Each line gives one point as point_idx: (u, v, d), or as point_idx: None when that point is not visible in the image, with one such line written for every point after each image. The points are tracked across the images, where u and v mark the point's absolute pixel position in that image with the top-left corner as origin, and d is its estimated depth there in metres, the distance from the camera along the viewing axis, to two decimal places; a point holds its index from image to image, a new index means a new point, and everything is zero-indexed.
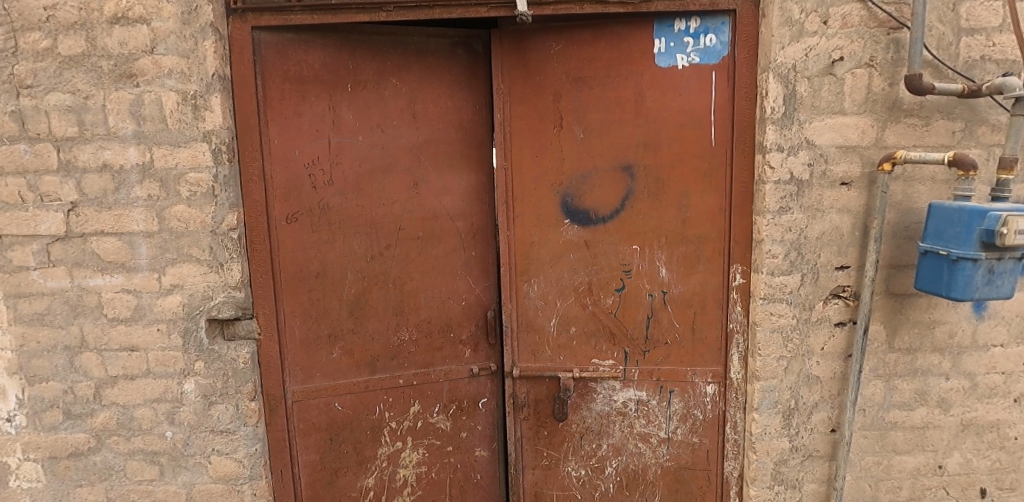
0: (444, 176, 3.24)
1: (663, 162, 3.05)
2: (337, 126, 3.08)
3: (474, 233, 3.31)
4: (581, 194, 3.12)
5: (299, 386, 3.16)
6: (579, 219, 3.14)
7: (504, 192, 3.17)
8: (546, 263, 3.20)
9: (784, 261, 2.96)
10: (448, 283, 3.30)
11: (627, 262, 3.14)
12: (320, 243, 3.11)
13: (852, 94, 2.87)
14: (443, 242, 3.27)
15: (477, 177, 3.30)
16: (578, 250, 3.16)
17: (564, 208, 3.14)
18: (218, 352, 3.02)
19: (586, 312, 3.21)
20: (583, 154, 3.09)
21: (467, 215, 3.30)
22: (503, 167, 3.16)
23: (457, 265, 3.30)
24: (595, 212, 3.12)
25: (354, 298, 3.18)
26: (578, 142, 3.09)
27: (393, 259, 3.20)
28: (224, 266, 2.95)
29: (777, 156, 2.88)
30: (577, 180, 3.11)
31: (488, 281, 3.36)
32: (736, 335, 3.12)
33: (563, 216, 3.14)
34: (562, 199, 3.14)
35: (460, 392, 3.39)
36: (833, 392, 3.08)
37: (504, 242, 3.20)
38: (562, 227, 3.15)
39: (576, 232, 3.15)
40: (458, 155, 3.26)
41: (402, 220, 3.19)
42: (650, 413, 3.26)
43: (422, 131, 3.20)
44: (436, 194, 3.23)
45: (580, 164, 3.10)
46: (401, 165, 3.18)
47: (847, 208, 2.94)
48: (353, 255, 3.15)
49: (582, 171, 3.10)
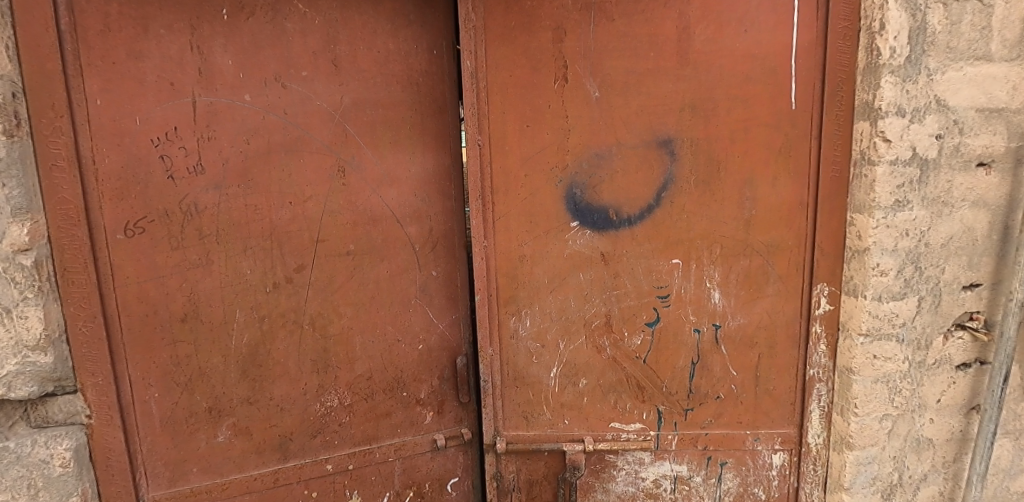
0: (384, 157, 2.11)
1: (720, 135, 2.02)
2: (205, 78, 1.90)
3: (433, 243, 2.22)
4: (596, 183, 2.05)
5: (165, 492, 2.01)
6: (592, 222, 2.08)
7: (478, 182, 2.06)
8: (542, 288, 2.14)
9: (896, 280, 1.99)
10: (395, 319, 2.20)
11: (664, 285, 2.11)
12: (187, 267, 1.94)
13: (1004, 29, 1.88)
14: (386, 259, 2.15)
15: (435, 159, 2.19)
16: (591, 268, 2.11)
17: (569, 205, 2.07)
18: (16, 451, 1.82)
19: (602, 357, 2.18)
20: (598, 123, 2.03)
21: (422, 216, 2.19)
22: (475, 144, 2.05)
23: (408, 292, 2.20)
24: (617, 211, 2.06)
25: (247, 350, 2.03)
26: (591, 104, 2.02)
27: (308, 287, 2.07)
28: (13, 314, 1.75)
29: (896, 123, 1.88)
30: (590, 162, 2.05)
31: (455, 314, 2.29)
32: (818, 385, 2.17)
33: (568, 216, 2.08)
34: (568, 192, 2.07)
35: (418, 473, 2.33)
36: (949, 459, 2.18)
37: (480, 257, 2.12)
38: (567, 234, 2.09)
39: (589, 242, 2.09)
40: (405, 126, 2.13)
41: (319, 227, 2.06)
42: (692, 494, 2.29)
43: (348, 88, 2.05)
44: (371, 186, 2.11)
45: (595, 138, 2.03)
46: (315, 142, 2.03)
47: (982, 200, 1.97)
48: (243, 284, 2.00)
49: (596, 149, 2.04)
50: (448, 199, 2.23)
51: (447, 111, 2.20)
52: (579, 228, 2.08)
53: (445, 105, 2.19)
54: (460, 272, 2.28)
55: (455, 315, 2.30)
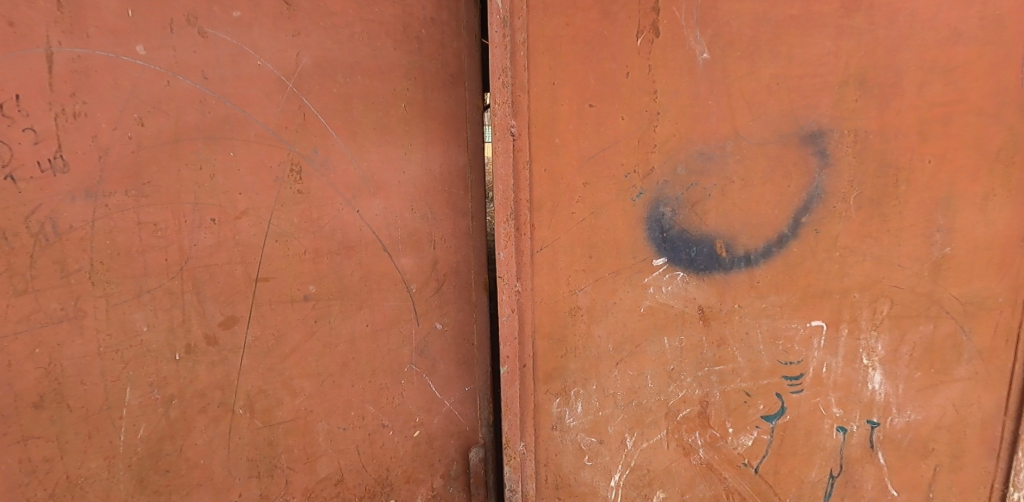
0: (366, 157, 1.47)
1: (901, 125, 1.25)
2: (69, 15, 1.14)
3: (437, 283, 1.64)
4: (696, 198, 1.29)
5: None
6: (687, 260, 1.32)
7: (510, 192, 1.33)
8: (603, 357, 1.39)
9: None
10: (380, 391, 1.58)
11: (797, 360, 1.35)
12: (42, 325, 1.17)
13: None
14: (366, 305, 1.52)
15: (437, 163, 1.60)
16: (683, 332, 1.35)
17: (653, 232, 1.31)
18: None
19: (691, 462, 1.43)
20: (707, 102, 1.26)
21: (421, 245, 1.59)
22: (507, 133, 1.31)
23: (399, 352, 1.60)
24: (728, 244, 1.31)
25: (145, 449, 1.30)
26: (695, 70, 1.25)
27: (242, 349, 1.37)
28: None
29: None
30: (689, 165, 1.28)
31: (467, 386, 1.75)
32: None
33: (652, 250, 1.32)
34: (652, 211, 1.31)
35: None
36: None
37: (507, 309, 1.38)
38: (647, 277, 1.33)
39: (681, 290, 1.33)
40: (397, 107, 1.51)
41: (261, 260, 1.37)
42: None
43: (309, 45, 1.38)
44: (344, 197, 1.45)
45: (700, 126, 1.27)
46: (255, 125, 1.33)
47: None
48: (137, 347, 1.26)
49: (701, 144, 1.27)
50: (458, 225, 1.67)
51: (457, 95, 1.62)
52: (669, 268, 1.32)
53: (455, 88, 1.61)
54: (474, 328, 1.75)
55: (468, 386, 1.75)
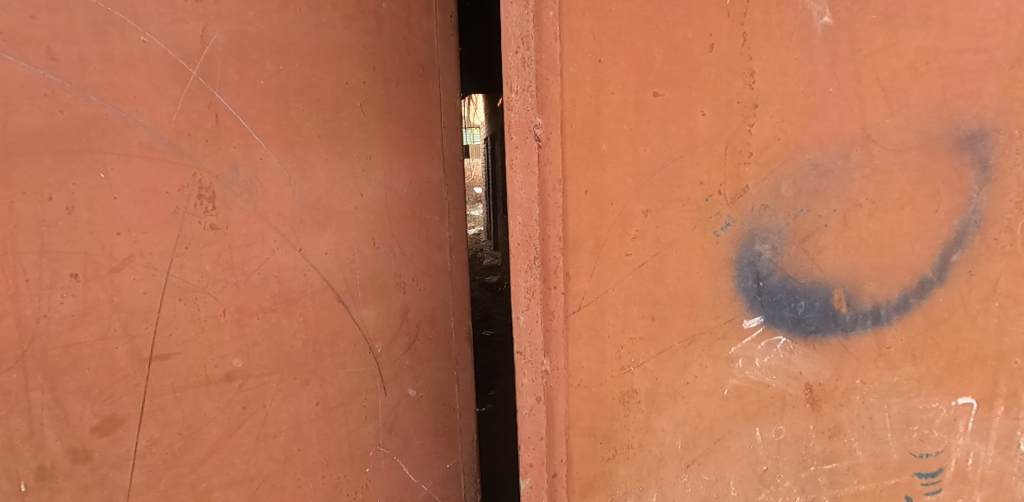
0: (310, 176, 1.11)
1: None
2: None
3: (408, 338, 1.37)
4: (809, 232, 0.87)
5: None
6: (792, 319, 0.90)
7: (533, 225, 0.91)
8: (668, 458, 0.97)
9: None
10: (337, 486, 1.25)
11: (937, 452, 0.92)
12: None
13: None
14: (315, 377, 1.17)
15: (402, 185, 1.31)
16: (782, 419, 0.94)
17: (744, 282, 0.89)
18: None
19: None
20: (827, 87, 0.84)
21: (385, 291, 1.29)
22: (530, 135, 0.90)
23: (356, 427, 1.27)
24: (849, 295, 0.89)
25: None
26: (810, 41, 0.83)
27: (131, 460, 0.97)
28: None
29: None
30: (799, 182, 0.86)
31: (449, 461, 1.59)
32: None
33: (742, 306, 0.90)
34: (745, 250, 0.88)
35: None
36: None
37: (528, 398, 0.98)
38: (733, 345, 0.91)
39: (783, 363, 0.92)
40: (348, 109, 1.16)
41: (157, 330, 0.96)
42: None
43: (223, 23, 0.98)
44: (280, 231, 1.07)
45: (817, 123, 0.85)
46: (139, 131, 0.91)
47: None
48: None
49: (815, 153, 0.85)
50: (428, 263, 1.41)
51: (415, 104, 1.33)
52: (767, 332, 0.91)
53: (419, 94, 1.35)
54: (454, 390, 1.56)
55: (448, 462, 1.58)
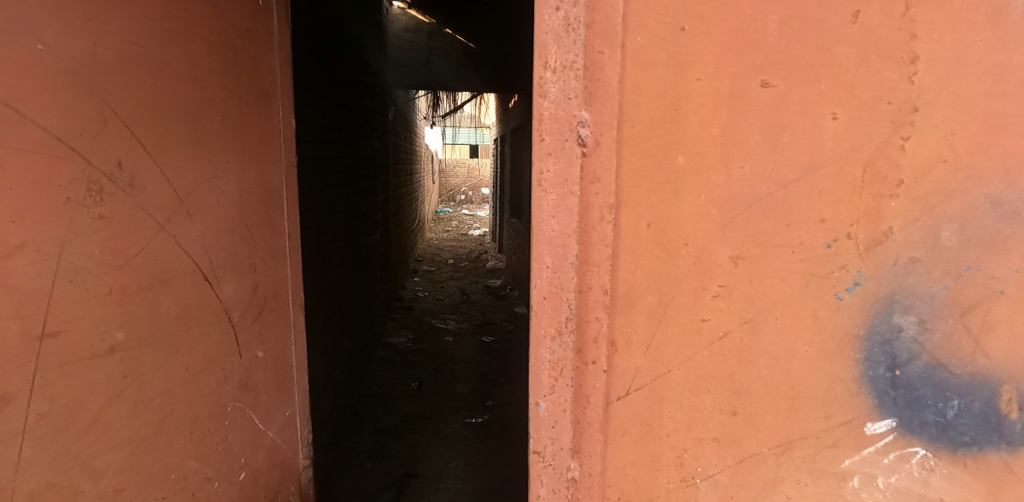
0: (170, 163, 0.94)
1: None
2: None
3: (258, 308, 1.21)
4: (973, 304, 0.59)
5: None
6: (937, 426, 0.61)
7: (569, 267, 0.66)
8: None
9: None
10: (194, 489, 1.04)
11: None
12: None
13: None
14: (185, 347, 1.00)
15: (257, 172, 1.19)
16: None
17: (872, 372, 0.62)
18: None
19: None
20: None
21: (242, 267, 1.14)
22: (571, 138, 0.64)
23: (222, 398, 1.10)
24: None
25: None
26: (1006, 15, 0.56)
27: (21, 437, 0.75)
28: None
29: None
30: (967, 225, 0.59)
31: (286, 409, 1.35)
32: None
33: (867, 402, 0.63)
34: (879, 322, 0.61)
35: None
36: None
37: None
38: (847, 458, 0.64)
39: (915, 486, 0.62)
40: (214, 88, 1.04)
41: (50, 309, 0.78)
42: None
43: (111, 35, 0.83)
44: (157, 219, 0.93)
45: (1003, 139, 0.57)
46: (32, 130, 0.74)
47: None
48: None
49: (998, 187, 0.58)
50: (281, 246, 1.29)
51: (262, 72, 1.20)
52: (899, 441, 0.62)
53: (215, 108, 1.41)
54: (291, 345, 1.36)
55: (288, 409, 1.36)
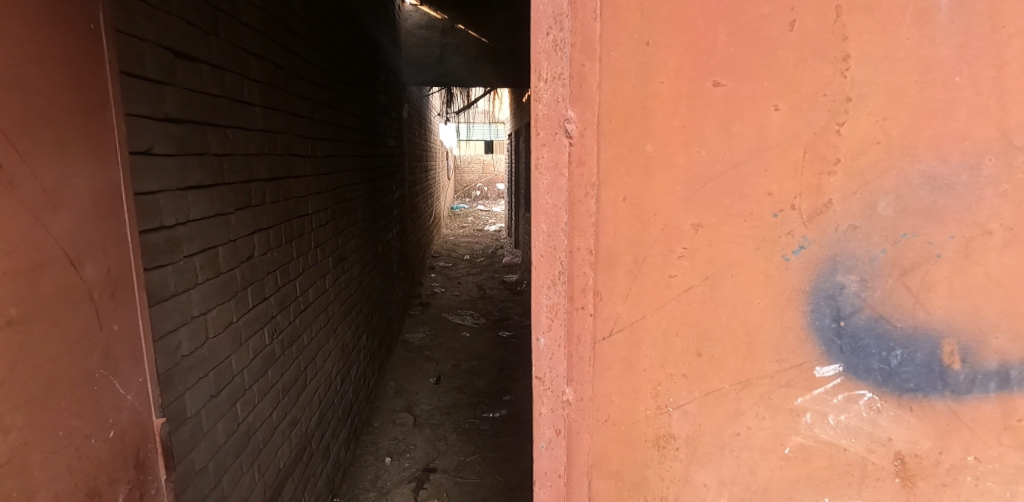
0: (38, 166, 1.02)
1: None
2: None
3: (112, 290, 1.22)
4: (912, 265, 0.73)
5: None
6: (882, 372, 0.75)
7: (561, 235, 0.81)
8: None
9: None
10: (78, 446, 1.10)
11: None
12: None
13: None
14: (59, 323, 1.07)
15: (104, 167, 1.20)
16: (860, 496, 0.78)
17: (817, 322, 0.76)
18: None
19: None
20: (952, 77, 0.69)
21: (101, 250, 1.19)
22: (561, 131, 0.78)
23: (90, 367, 1.14)
24: (967, 346, 0.72)
25: None
26: (933, 15, 0.69)
27: None
28: None
29: None
30: (900, 198, 0.72)
31: (142, 374, 1.32)
32: None
33: (814, 348, 0.76)
34: (823, 281, 0.75)
35: None
36: None
37: (547, 428, 0.87)
38: (798, 396, 0.78)
39: (867, 427, 0.77)
40: (66, 93, 1.09)
41: None
42: None
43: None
44: (33, 215, 1.01)
45: (933, 122, 0.70)
46: None
47: None
48: None
49: (931, 163, 0.71)
50: (126, 229, 1.28)
51: (98, 63, 1.19)
52: (845, 384, 0.76)
53: (154, 97, 1.68)
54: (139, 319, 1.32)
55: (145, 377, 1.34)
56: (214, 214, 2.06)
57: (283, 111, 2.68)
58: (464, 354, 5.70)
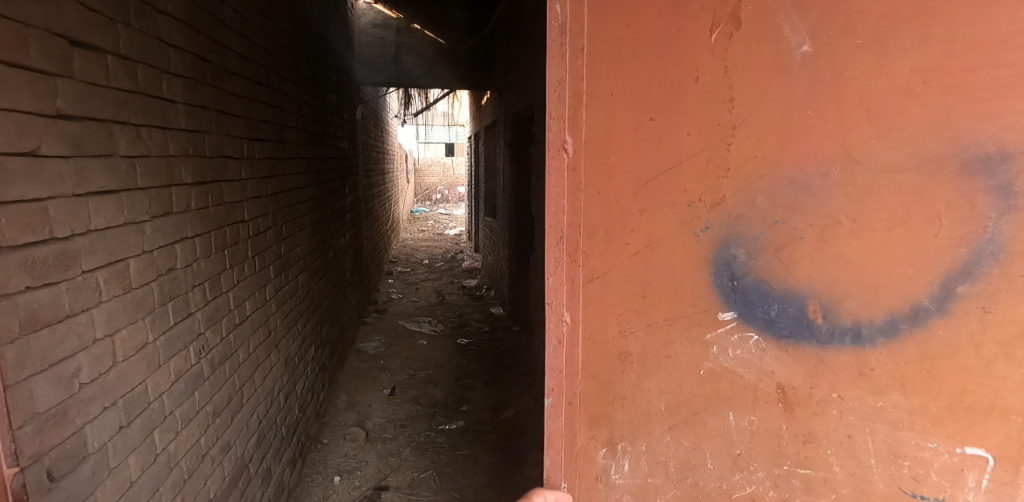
0: None
1: (1019, 181, 1.16)
2: None
3: None
4: (777, 245, 1.31)
5: None
6: (766, 320, 1.34)
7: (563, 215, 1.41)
8: (654, 411, 1.45)
9: None
10: None
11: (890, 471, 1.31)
12: None
13: None
14: None
15: None
16: (755, 412, 1.39)
17: (720, 280, 1.35)
18: None
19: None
20: (802, 111, 1.26)
21: None
22: (562, 151, 1.39)
23: None
24: (823, 308, 1.31)
25: None
26: (787, 69, 1.26)
27: None
28: None
29: None
30: (775, 196, 1.30)
31: None
32: None
33: (720, 299, 1.36)
34: (724, 253, 1.34)
35: None
36: None
37: (556, 338, 1.47)
38: (709, 331, 1.38)
39: (754, 359, 1.37)
40: None
41: None
42: None
43: None
44: None
45: (792, 143, 1.28)
46: None
47: None
48: None
49: (793, 171, 1.29)
50: None
51: None
52: (740, 325, 1.36)
53: (44, 90, 2.07)
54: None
55: None
56: (125, 224, 2.55)
57: (214, 117, 4.02)
58: (421, 360, 8.22)
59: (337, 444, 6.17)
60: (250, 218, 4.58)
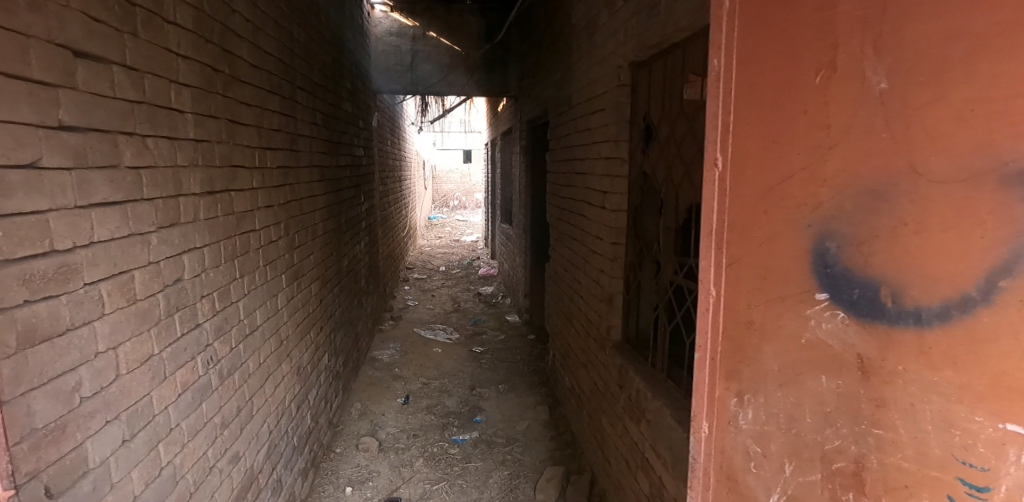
0: None
1: None
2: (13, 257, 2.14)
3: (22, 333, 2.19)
4: (854, 244, 1.64)
5: None
6: (852, 303, 1.67)
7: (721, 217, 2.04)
8: (769, 379, 1.93)
9: None
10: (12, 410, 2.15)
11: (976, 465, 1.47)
12: None
13: None
14: None
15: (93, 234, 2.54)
16: (838, 384, 1.73)
17: (819, 269, 1.74)
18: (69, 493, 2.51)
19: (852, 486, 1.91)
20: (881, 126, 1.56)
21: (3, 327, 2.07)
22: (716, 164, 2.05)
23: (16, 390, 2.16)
24: (893, 294, 1.58)
25: None
26: (869, 92, 1.58)
27: None
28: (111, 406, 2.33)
29: None
30: (856, 204, 1.63)
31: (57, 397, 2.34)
32: None
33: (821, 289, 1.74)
34: (819, 249, 1.73)
35: None
36: None
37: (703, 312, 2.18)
38: (810, 310, 1.78)
39: (841, 333, 1.71)
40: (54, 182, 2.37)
41: None
42: None
43: None
44: None
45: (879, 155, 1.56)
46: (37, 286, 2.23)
47: None
48: None
49: (868, 181, 1.60)
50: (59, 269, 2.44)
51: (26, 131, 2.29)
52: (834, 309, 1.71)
53: (45, 100, 2.41)
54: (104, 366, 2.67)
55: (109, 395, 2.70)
56: (138, 234, 3.08)
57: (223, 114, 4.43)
58: (435, 369, 9.60)
59: (349, 453, 7.16)
60: (269, 224, 5.30)
